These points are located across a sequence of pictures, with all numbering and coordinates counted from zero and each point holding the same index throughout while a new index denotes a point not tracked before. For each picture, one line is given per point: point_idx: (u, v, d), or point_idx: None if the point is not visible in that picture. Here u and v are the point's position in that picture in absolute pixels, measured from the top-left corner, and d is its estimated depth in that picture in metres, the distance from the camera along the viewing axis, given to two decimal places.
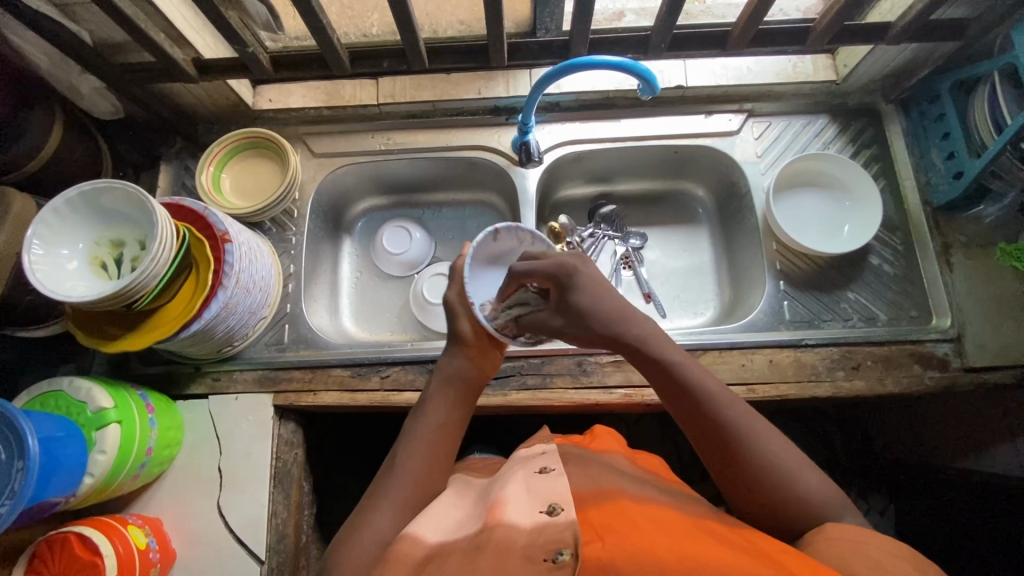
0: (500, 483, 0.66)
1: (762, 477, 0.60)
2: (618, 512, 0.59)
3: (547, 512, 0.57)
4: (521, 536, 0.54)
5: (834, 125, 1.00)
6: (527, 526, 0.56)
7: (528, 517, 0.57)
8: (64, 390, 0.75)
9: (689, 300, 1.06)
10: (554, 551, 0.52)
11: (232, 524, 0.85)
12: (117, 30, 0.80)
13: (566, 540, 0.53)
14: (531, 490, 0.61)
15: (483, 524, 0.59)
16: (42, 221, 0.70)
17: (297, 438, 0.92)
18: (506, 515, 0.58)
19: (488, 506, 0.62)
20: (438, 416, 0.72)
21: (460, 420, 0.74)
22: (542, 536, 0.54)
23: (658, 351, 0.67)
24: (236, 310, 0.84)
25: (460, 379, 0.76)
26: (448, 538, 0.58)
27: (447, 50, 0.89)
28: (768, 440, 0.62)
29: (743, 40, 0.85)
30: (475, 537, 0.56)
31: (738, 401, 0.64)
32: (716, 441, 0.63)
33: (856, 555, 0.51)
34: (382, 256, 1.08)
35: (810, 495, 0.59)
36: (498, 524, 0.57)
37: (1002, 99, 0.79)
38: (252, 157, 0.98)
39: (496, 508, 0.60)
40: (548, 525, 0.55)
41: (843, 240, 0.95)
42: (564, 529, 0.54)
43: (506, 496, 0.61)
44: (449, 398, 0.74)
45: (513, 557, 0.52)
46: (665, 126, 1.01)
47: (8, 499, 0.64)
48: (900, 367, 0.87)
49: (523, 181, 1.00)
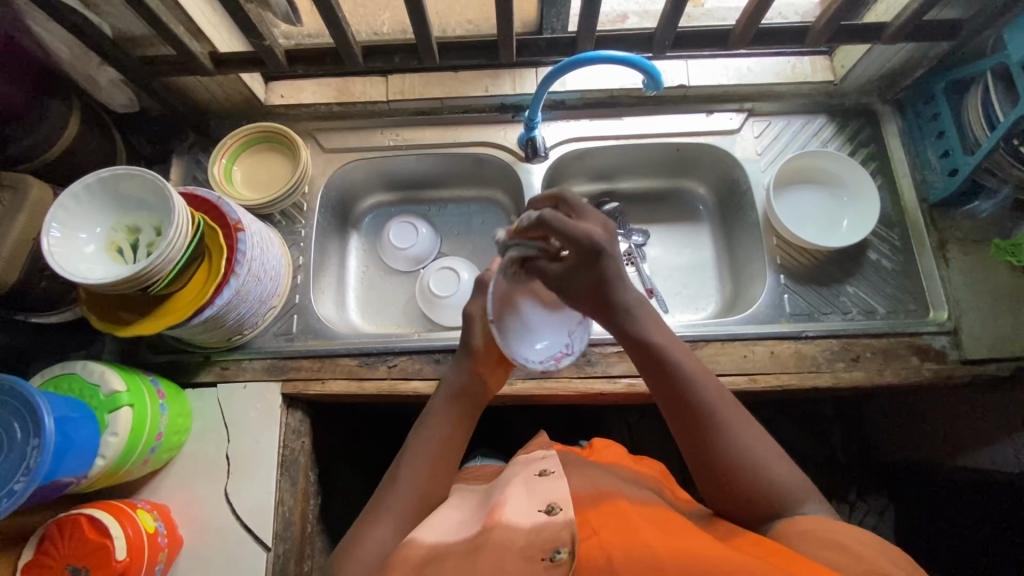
0: (501, 488, 0.67)
1: (734, 467, 0.62)
2: (616, 511, 0.60)
3: (545, 512, 0.58)
4: (519, 536, 0.56)
5: (832, 124, 1.03)
6: (525, 527, 0.57)
7: (527, 517, 0.58)
8: (77, 373, 0.76)
9: (691, 295, 1.08)
10: (552, 550, 0.54)
11: (239, 512, 0.86)
12: (137, 24, 0.83)
13: (563, 539, 0.55)
14: (530, 493, 0.63)
15: (482, 526, 0.60)
16: (61, 206, 0.72)
17: (304, 427, 0.93)
18: (505, 516, 0.59)
19: (487, 510, 0.63)
20: (441, 430, 0.74)
21: (462, 433, 0.76)
22: (539, 536, 0.55)
23: (646, 331, 0.66)
24: (247, 298, 0.85)
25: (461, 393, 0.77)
26: (448, 540, 0.59)
27: (457, 47, 0.92)
28: (744, 432, 0.63)
29: (743, 38, 0.88)
30: (474, 538, 0.58)
31: (730, 404, 0.65)
32: (697, 430, 0.63)
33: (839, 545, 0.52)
34: (388, 250, 1.10)
35: (787, 481, 0.61)
36: (497, 525, 0.58)
37: (994, 97, 0.82)
38: (263, 151, 1.00)
39: (496, 510, 0.61)
40: (546, 525, 0.57)
41: (843, 235, 0.97)
42: (561, 528, 0.56)
43: (505, 499, 0.63)
44: (451, 412, 0.76)
45: (511, 556, 0.53)
46: (668, 124, 1.03)
47: (24, 475, 0.65)
48: (899, 358, 0.89)
49: (528, 177, 1.02)
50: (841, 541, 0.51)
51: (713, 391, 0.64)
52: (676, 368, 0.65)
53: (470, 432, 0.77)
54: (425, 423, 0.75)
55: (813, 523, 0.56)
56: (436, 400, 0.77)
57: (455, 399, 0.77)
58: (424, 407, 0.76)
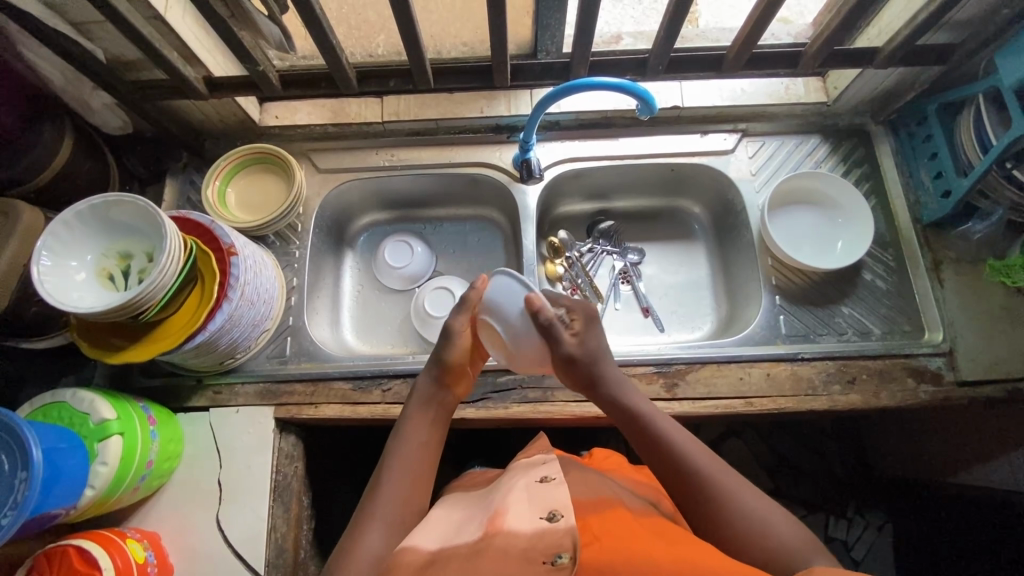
0: (501, 493, 0.65)
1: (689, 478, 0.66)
2: (618, 519, 0.58)
3: (548, 518, 0.56)
4: (521, 541, 0.54)
5: (826, 144, 1.03)
6: (527, 532, 0.55)
7: (528, 523, 0.56)
8: (67, 401, 0.75)
9: (687, 314, 1.08)
10: (553, 554, 0.52)
11: (230, 538, 0.85)
12: (130, 49, 0.83)
13: (565, 544, 0.53)
14: (532, 499, 0.60)
15: (483, 532, 0.58)
16: (53, 234, 0.71)
17: (297, 451, 0.92)
18: (507, 523, 0.57)
19: (488, 516, 0.60)
20: (417, 438, 0.73)
21: (437, 442, 0.75)
22: (542, 541, 0.53)
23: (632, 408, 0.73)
24: (240, 322, 0.84)
25: (432, 399, 0.77)
26: (448, 545, 0.57)
27: (452, 70, 0.92)
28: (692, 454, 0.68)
29: (738, 62, 0.88)
30: (475, 543, 0.56)
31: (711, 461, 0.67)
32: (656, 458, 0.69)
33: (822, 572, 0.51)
34: (382, 269, 1.09)
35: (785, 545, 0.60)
36: (499, 532, 0.56)
37: (987, 119, 0.82)
38: (257, 172, 1.00)
39: (497, 516, 0.59)
40: (548, 531, 0.54)
41: (836, 256, 0.98)
42: (563, 535, 0.54)
43: (506, 506, 0.60)
44: (424, 421, 0.75)
45: (512, 562, 0.52)
46: (664, 146, 1.03)
47: (11, 510, 0.64)
48: (896, 380, 0.89)
49: (522, 198, 1.02)
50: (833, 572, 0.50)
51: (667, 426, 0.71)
52: (639, 413, 0.72)
53: (443, 441, 0.76)
54: (399, 434, 0.74)
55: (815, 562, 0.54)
56: (408, 408, 0.77)
57: (425, 406, 0.76)
58: (399, 416, 0.75)
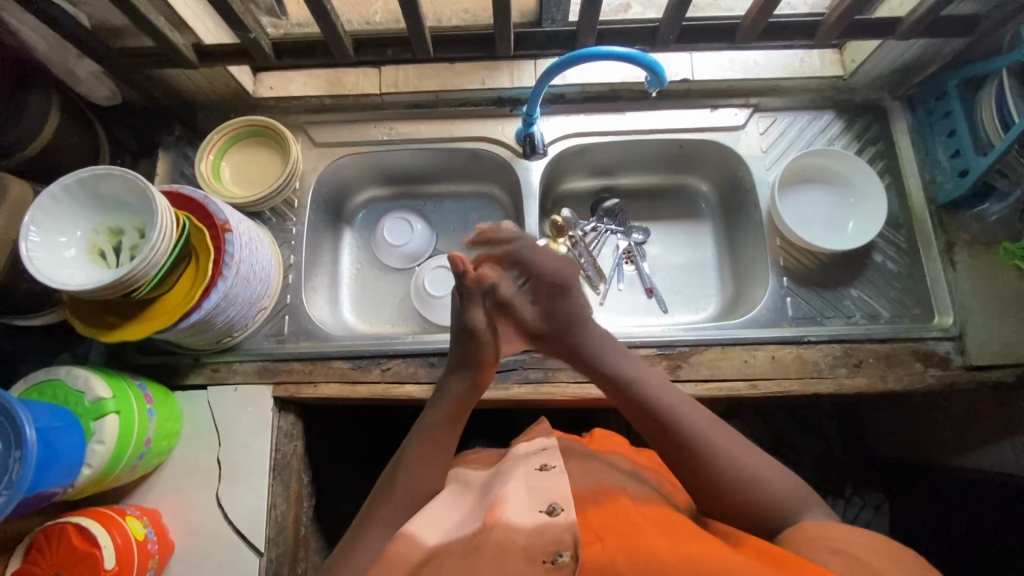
0: (500, 481, 0.64)
1: (670, 433, 0.66)
2: (619, 511, 0.58)
3: (547, 512, 0.55)
4: (520, 537, 0.53)
5: (840, 121, 1.00)
6: (527, 526, 0.54)
7: (527, 517, 0.55)
8: (62, 379, 0.74)
9: (691, 295, 1.06)
10: (553, 552, 0.52)
11: (231, 516, 0.85)
12: (117, 14, 0.79)
13: (565, 541, 0.52)
14: (532, 489, 0.59)
15: (482, 523, 0.57)
16: (40, 207, 0.69)
17: (296, 430, 0.91)
18: (505, 514, 0.56)
19: (486, 506, 0.60)
20: (441, 443, 0.71)
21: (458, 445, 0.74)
22: (541, 537, 0.53)
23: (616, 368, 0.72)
24: (236, 300, 0.82)
25: (461, 399, 0.74)
26: (448, 539, 0.56)
27: (452, 39, 0.88)
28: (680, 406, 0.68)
29: (751, 33, 0.85)
30: (473, 537, 0.55)
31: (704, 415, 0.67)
32: (637, 413, 0.69)
33: (836, 555, 0.51)
34: (382, 247, 1.07)
35: (772, 491, 0.61)
36: (497, 525, 0.55)
37: (1010, 96, 0.79)
38: (252, 146, 0.97)
39: (496, 507, 0.58)
40: (548, 526, 0.54)
41: (848, 237, 0.95)
42: (563, 531, 0.53)
43: (505, 495, 0.59)
44: (450, 424, 0.73)
45: (511, 559, 0.51)
46: (672, 120, 1.00)
47: (7, 488, 0.63)
48: (902, 364, 0.87)
49: (525, 174, 0.99)
50: (847, 551, 0.51)
51: (660, 389, 0.69)
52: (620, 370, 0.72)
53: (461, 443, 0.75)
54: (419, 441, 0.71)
55: (816, 545, 0.53)
56: (433, 409, 0.74)
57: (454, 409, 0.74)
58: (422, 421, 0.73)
